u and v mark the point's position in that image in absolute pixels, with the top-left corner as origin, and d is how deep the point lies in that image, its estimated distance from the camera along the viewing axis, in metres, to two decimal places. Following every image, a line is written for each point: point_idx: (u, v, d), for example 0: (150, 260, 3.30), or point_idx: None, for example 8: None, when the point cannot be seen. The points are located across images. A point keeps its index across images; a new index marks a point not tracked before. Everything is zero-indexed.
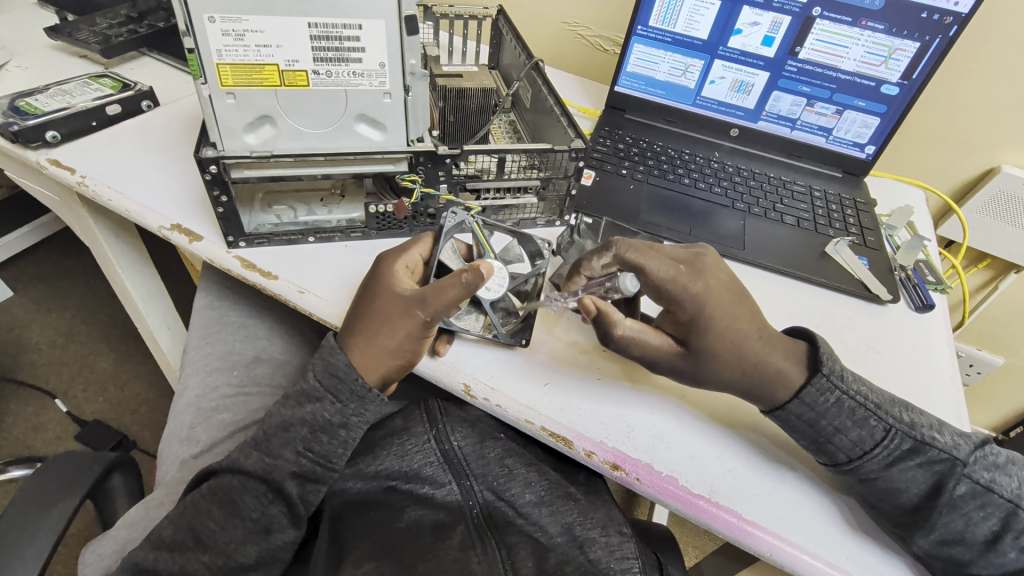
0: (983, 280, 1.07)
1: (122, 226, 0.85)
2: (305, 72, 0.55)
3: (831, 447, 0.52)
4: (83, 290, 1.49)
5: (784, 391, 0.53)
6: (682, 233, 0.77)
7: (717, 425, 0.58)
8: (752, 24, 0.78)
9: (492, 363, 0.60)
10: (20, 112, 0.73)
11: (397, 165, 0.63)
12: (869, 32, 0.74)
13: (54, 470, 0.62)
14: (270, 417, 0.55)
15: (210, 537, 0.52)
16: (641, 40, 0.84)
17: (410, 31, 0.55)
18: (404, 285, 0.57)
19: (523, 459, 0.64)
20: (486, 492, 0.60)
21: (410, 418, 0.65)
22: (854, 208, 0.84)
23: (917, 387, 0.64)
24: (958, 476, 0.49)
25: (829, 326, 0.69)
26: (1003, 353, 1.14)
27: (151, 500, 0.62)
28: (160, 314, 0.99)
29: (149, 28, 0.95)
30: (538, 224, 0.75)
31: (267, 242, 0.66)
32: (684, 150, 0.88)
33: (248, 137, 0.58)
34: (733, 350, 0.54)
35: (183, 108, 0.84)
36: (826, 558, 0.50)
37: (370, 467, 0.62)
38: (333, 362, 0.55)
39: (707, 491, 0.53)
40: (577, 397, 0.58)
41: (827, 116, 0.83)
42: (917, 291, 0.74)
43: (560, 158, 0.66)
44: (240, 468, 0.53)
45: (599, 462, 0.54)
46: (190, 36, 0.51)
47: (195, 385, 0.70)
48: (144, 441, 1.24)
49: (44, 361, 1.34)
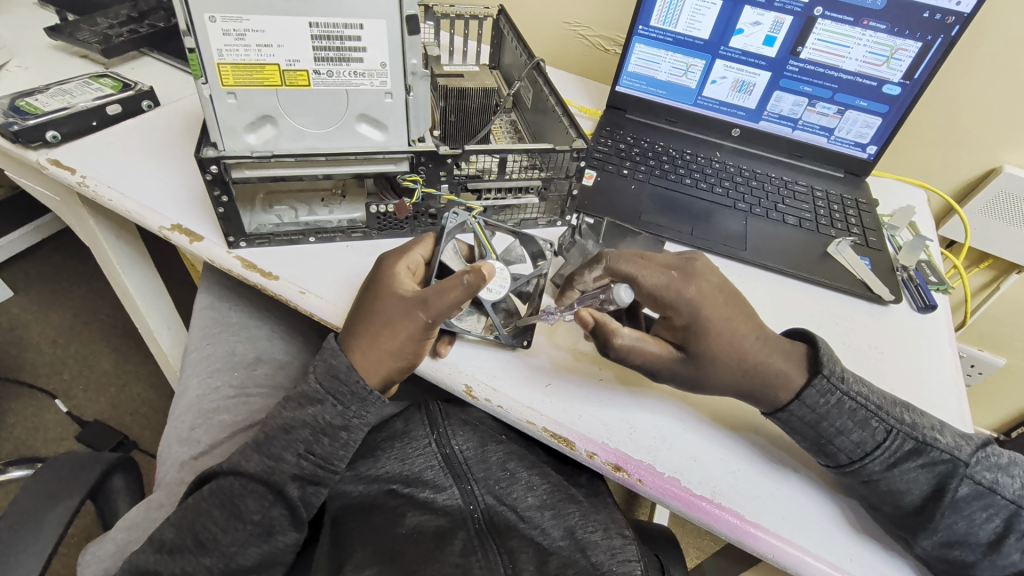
0: (985, 280, 1.07)
1: (122, 226, 0.85)
2: (305, 71, 0.55)
3: (833, 448, 0.52)
4: (83, 290, 1.49)
5: (784, 393, 0.53)
6: (683, 233, 0.77)
7: (718, 427, 0.58)
8: (752, 24, 0.78)
9: (493, 364, 0.59)
10: (20, 113, 0.73)
11: (398, 166, 0.63)
12: (871, 32, 0.74)
13: (54, 471, 0.62)
14: (271, 419, 0.54)
15: (211, 540, 0.52)
16: (641, 40, 0.84)
17: (410, 31, 0.55)
18: (404, 286, 0.57)
19: (525, 462, 0.64)
20: (487, 497, 0.60)
21: (411, 421, 0.65)
22: (855, 208, 0.83)
23: (918, 388, 0.64)
24: (960, 477, 0.49)
25: (831, 326, 0.69)
26: (1004, 354, 1.14)
27: (152, 501, 0.62)
28: (160, 314, 0.99)
29: (149, 28, 0.95)
30: (539, 224, 0.75)
31: (267, 242, 0.66)
32: (685, 150, 0.87)
33: (249, 137, 0.58)
34: (735, 352, 0.53)
35: (183, 108, 0.84)
36: (828, 559, 0.50)
37: (370, 471, 0.62)
38: (333, 364, 0.55)
39: (709, 492, 0.53)
40: (578, 398, 0.58)
41: (829, 116, 0.83)
42: (920, 292, 0.74)
43: (561, 158, 0.66)
44: (240, 471, 0.53)
45: (601, 463, 0.54)
46: (190, 36, 0.51)
47: (196, 386, 0.70)
48: (144, 441, 1.24)
49: (43, 361, 1.34)
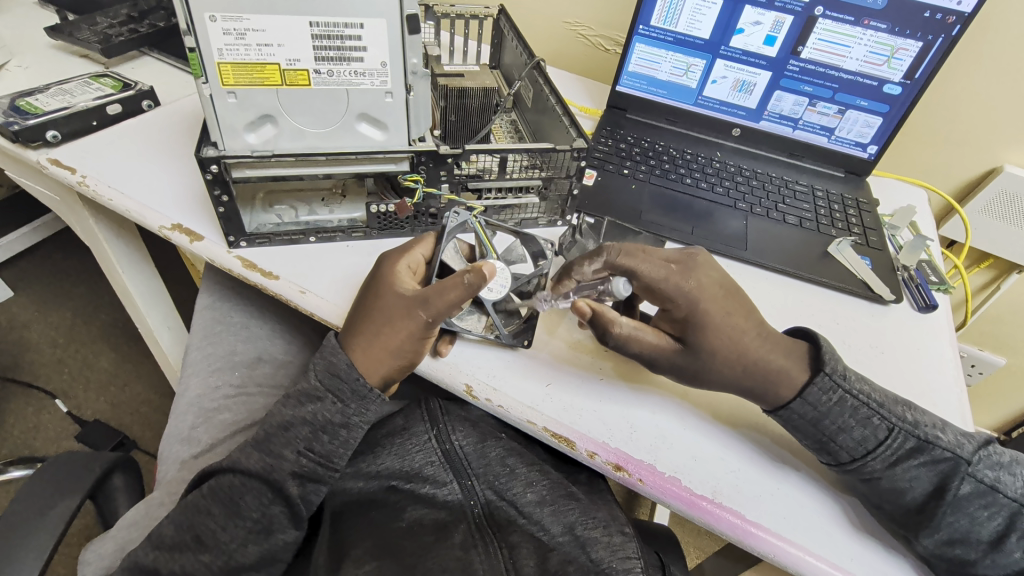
0: (985, 279, 1.07)
1: (122, 226, 0.85)
2: (306, 71, 0.55)
3: (834, 446, 0.52)
4: (82, 291, 1.49)
5: (787, 390, 0.53)
6: (684, 232, 0.77)
7: (718, 426, 0.58)
8: (753, 24, 0.78)
9: (493, 363, 0.59)
10: (20, 112, 0.73)
11: (398, 165, 0.63)
12: (871, 31, 0.74)
13: (53, 470, 0.62)
14: (271, 417, 0.54)
15: (210, 538, 0.52)
16: (642, 40, 0.84)
17: (411, 30, 0.55)
18: (405, 285, 0.57)
19: (524, 459, 0.64)
20: (487, 492, 0.60)
21: (411, 418, 0.65)
22: (856, 208, 0.83)
23: (920, 388, 0.64)
24: (963, 475, 0.49)
25: (831, 326, 0.69)
26: (1005, 354, 1.14)
27: (152, 500, 0.62)
28: (160, 314, 0.99)
29: (149, 28, 0.95)
30: (540, 224, 0.75)
31: (267, 242, 0.66)
32: (686, 150, 0.87)
33: (249, 136, 0.58)
34: (736, 350, 0.53)
35: (183, 108, 0.84)
36: (829, 559, 0.50)
37: (370, 467, 0.62)
38: (333, 362, 0.54)
39: (710, 492, 0.53)
40: (579, 397, 0.58)
41: (829, 116, 0.83)
42: (920, 291, 0.74)
43: (561, 158, 0.66)
44: (240, 469, 0.53)
45: (601, 462, 0.54)
46: (190, 36, 0.51)
47: (196, 385, 0.70)
48: (144, 441, 1.24)
49: (43, 361, 1.34)
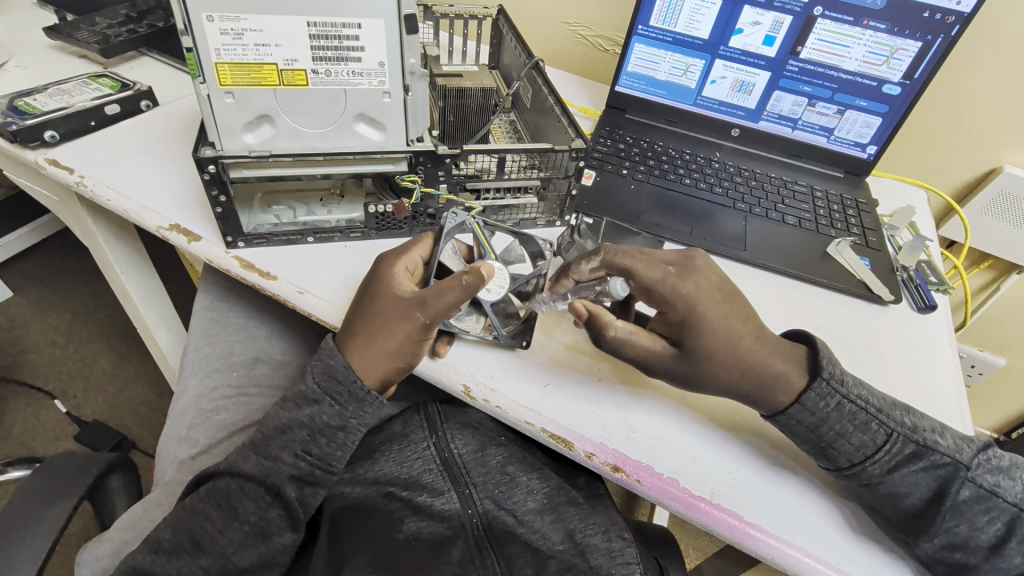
0: (985, 280, 1.07)
1: (121, 225, 0.85)
2: (304, 71, 0.55)
3: (833, 451, 0.52)
4: (81, 291, 1.49)
5: (785, 395, 0.53)
6: (683, 233, 0.76)
7: (716, 428, 0.58)
8: (752, 24, 0.78)
9: (492, 363, 0.59)
10: (19, 112, 0.73)
11: (397, 165, 0.63)
12: (870, 32, 0.74)
13: (51, 471, 0.62)
14: (270, 419, 0.54)
15: (208, 541, 0.51)
16: (641, 40, 0.84)
17: (409, 30, 0.55)
18: (404, 287, 0.56)
19: (525, 465, 0.64)
20: (486, 501, 0.60)
21: (410, 424, 0.66)
22: (856, 209, 0.83)
23: (921, 390, 0.64)
24: (963, 480, 0.49)
25: (832, 327, 0.69)
26: (1004, 355, 1.14)
27: (151, 500, 0.62)
28: (160, 313, 0.99)
29: (149, 28, 0.95)
30: (538, 224, 0.75)
31: (266, 242, 0.66)
32: (685, 150, 0.87)
33: (248, 137, 0.58)
34: (730, 352, 0.53)
35: (182, 108, 0.84)
36: (829, 561, 0.50)
37: (369, 473, 0.62)
38: (332, 364, 0.54)
39: (708, 493, 0.52)
40: (577, 398, 0.58)
41: (829, 116, 0.82)
42: (920, 292, 0.74)
43: (560, 157, 0.66)
44: (238, 471, 0.53)
45: (600, 463, 0.54)
46: (188, 36, 0.51)
47: (195, 385, 0.70)
48: (145, 442, 1.24)
49: (43, 361, 1.34)
